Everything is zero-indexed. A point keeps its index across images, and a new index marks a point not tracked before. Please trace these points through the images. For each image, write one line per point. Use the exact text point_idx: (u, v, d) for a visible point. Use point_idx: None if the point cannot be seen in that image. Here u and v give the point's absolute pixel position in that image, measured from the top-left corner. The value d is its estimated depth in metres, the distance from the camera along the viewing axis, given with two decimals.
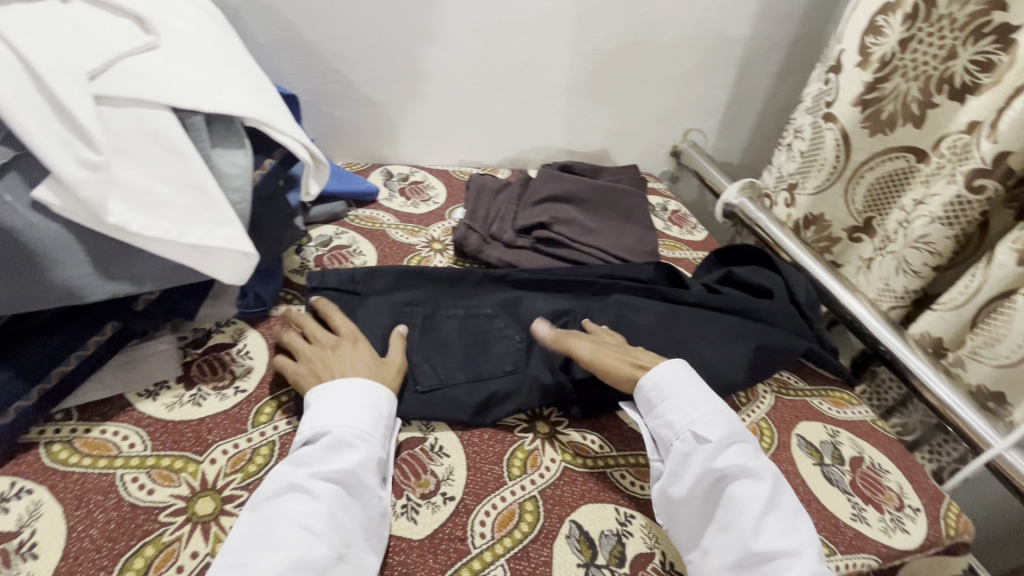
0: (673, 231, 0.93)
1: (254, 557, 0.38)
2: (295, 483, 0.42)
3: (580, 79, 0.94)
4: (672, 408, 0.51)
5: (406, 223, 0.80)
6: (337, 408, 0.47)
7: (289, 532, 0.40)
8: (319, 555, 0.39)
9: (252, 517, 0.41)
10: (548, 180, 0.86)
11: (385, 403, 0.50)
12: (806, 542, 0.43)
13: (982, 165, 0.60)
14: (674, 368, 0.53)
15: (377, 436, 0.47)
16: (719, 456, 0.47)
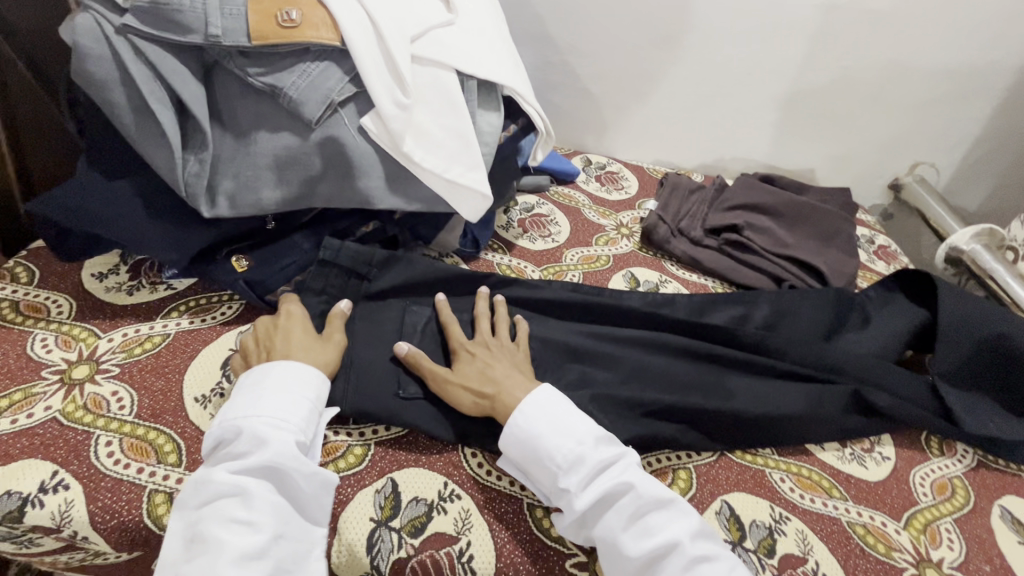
0: (878, 265, 0.86)
1: (187, 564, 0.37)
2: (213, 485, 0.39)
3: (803, 94, 0.91)
4: (533, 454, 0.46)
5: (601, 206, 0.87)
6: (251, 398, 0.44)
7: (217, 531, 0.38)
8: (255, 543, 0.38)
9: (183, 526, 0.39)
10: (746, 188, 0.86)
11: (306, 381, 0.47)
12: (685, 528, 0.43)
13: None
14: (521, 403, 0.48)
15: (301, 423, 0.44)
16: (582, 500, 0.43)
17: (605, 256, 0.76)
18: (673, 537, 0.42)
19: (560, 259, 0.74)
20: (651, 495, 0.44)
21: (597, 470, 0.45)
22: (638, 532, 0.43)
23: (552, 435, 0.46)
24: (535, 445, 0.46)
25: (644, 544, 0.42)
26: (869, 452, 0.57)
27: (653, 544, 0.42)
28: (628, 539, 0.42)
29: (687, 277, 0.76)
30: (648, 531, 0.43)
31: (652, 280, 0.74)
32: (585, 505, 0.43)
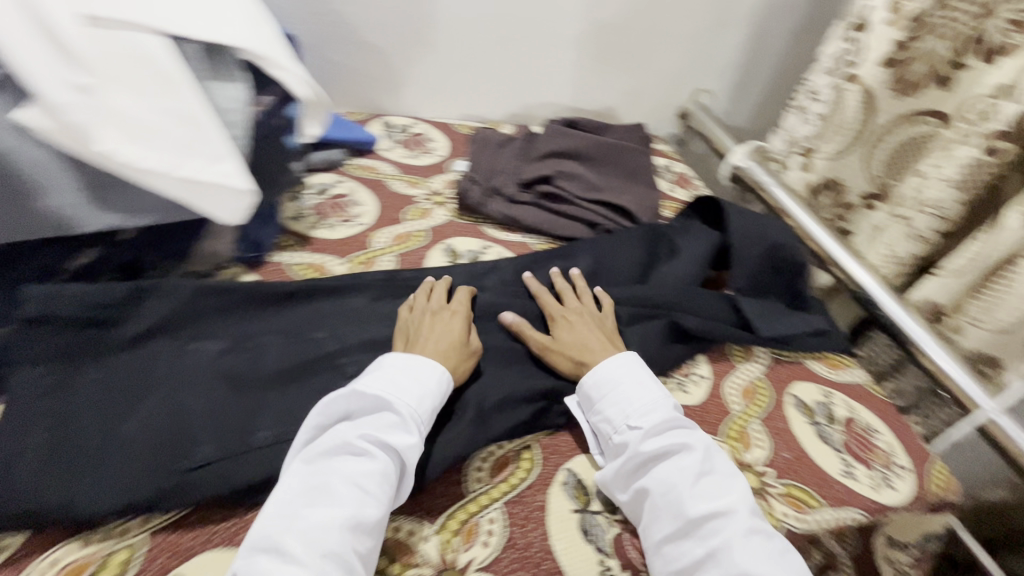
0: (678, 192, 0.92)
1: (304, 510, 0.38)
2: (347, 441, 0.42)
3: (591, 32, 0.91)
4: (610, 403, 0.50)
5: (409, 174, 0.79)
6: (388, 376, 0.46)
7: (342, 489, 0.39)
8: (368, 516, 0.39)
9: (304, 471, 0.40)
10: (553, 136, 0.84)
11: (438, 378, 0.47)
12: (740, 499, 0.43)
13: (1005, 128, 0.59)
14: (607, 362, 0.53)
15: (429, 416, 0.45)
16: (649, 446, 0.46)
17: (420, 231, 0.70)
18: (737, 502, 0.43)
19: (369, 245, 0.66)
20: (711, 463, 0.46)
21: (671, 430, 0.48)
22: (698, 493, 0.44)
23: (630, 399, 0.50)
24: (613, 406, 0.49)
25: (701, 504, 0.43)
26: (689, 377, 0.61)
27: (710, 507, 0.43)
28: (689, 500, 0.43)
29: (509, 239, 0.72)
30: (711, 489, 0.44)
31: (472, 248, 0.69)
32: (650, 449, 0.46)
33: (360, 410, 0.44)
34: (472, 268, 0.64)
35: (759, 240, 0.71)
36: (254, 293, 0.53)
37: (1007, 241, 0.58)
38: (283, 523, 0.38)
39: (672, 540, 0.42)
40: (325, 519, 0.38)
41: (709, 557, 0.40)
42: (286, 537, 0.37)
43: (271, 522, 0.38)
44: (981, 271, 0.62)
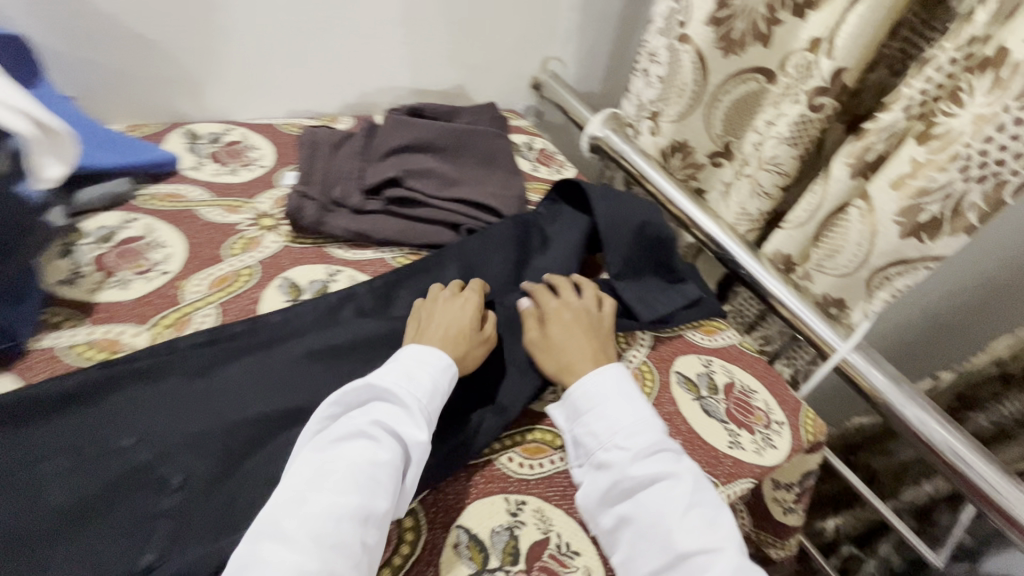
0: (541, 171, 0.88)
1: (314, 494, 0.39)
2: (360, 429, 0.42)
3: (419, 3, 0.81)
4: (597, 417, 0.49)
5: (225, 197, 0.65)
6: (403, 366, 0.46)
7: (355, 478, 0.40)
8: (380, 509, 0.39)
9: (318, 458, 0.41)
10: (397, 128, 0.74)
11: (449, 375, 0.48)
12: (727, 536, 0.42)
13: (823, 83, 0.59)
14: (595, 374, 0.51)
15: (437, 409, 0.46)
16: (639, 468, 0.45)
17: (247, 268, 0.58)
18: (719, 540, 0.42)
19: (178, 299, 0.53)
20: (702, 495, 0.44)
21: (665, 454, 0.46)
22: (687, 525, 0.43)
23: (618, 416, 0.48)
24: (601, 421, 0.48)
25: (687, 537, 0.42)
26: None
27: (696, 541, 0.42)
28: (675, 532, 0.42)
29: (360, 258, 0.63)
30: (694, 525, 0.43)
31: (317, 278, 0.59)
32: (639, 473, 0.45)
33: (375, 398, 0.45)
34: (318, 304, 0.55)
35: (625, 216, 0.68)
36: (12, 404, 0.41)
37: (837, 191, 0.60)
38: (288, 513, 0.38)
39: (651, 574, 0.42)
40: (334, 510, 0.38)
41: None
42: (293, 527, 0.37)
43: (279, 513, 0.38)
44: (820, 220, 0.64)
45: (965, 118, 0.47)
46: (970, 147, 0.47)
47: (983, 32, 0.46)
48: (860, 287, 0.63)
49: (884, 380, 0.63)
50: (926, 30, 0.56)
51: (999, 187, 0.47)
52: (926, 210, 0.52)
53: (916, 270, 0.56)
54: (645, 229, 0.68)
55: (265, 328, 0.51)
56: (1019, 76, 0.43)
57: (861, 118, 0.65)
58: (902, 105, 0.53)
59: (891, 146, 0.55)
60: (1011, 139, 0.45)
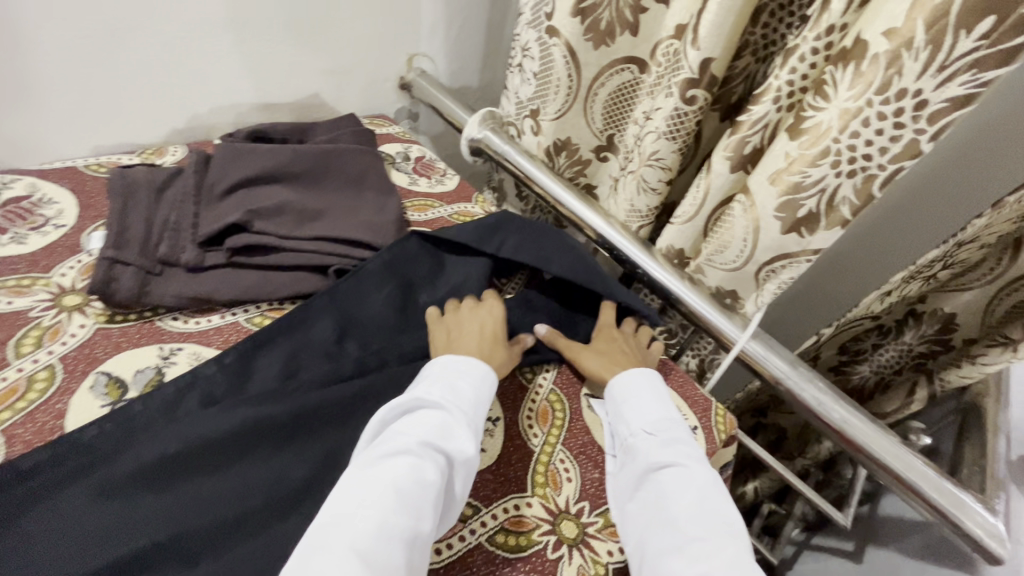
0: (421, 184, 0.80)
1: (356, 516, 0.38)
2: (407, 446, 0.42)
3: (245, 4, 0.68)
4: (641, 409, 0.52)
5: (7, 276, 0.51)
6: (448, 380, 0.48)
7: (398, 497, 0.39)
8: (422, 530, 0.39)
9: (361, 475, 0.40)
10: (234, 159, 0.63)
11: (486, 388, 0.50)
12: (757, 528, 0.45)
13: (691, 75, 0.56)
14: (638, 373, 0.56)
15: (477, 420, 0.47)
16: (679, 455, 0.48)
17: (44, 369, 0.45)
18: (723, 536, 0.43)
19: None
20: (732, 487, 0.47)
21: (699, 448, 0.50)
22: (722, 509, 0.45)
23: (658, 409, 0.52)
24: (644, 412, 0.52)
25: (722, 523, 0.44)
26: (481, 428, 0.52)
27: (730, 525, 0.44)
28: (712, 513, 0.44)
29: (204, 327, 0.53)
30: (704, 518, 0.44)
31: (147, 366, 0.48)
32: (678, 457, 0.48)
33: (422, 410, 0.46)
34: (151, 400, 0.45)
35: (521, 231, 0.65)
36: None
37: (719, 185, 0.59)
38: (328, 539, 0.36)
39: (657, 552, 0.42)
40: (382, 529, 0.37)
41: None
42: (335, 549, 0.36)
43: (320, 538, 0.36)
44: (706, 215, 0.63)
45: (832, 112, 0.46)
46: (839, 143, 0.46)
47: (841, 20, 0.45)
48: (750, 281, 0.63)
49: (784, 366, 0.63)
50: (785, 16, 0.55)
51: (868, 181, 0.47)
52: (805, 206, 0.51)
53: (798, 263, 0.56)
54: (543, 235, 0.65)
55: (76, 451, 0.41)
56: (877, 70, 0.42)
57: (734, 106, 0.63)
58: (771, 97, 0.51)
59: (765, 138, 0.54)
60: (876, 133, 0.44)
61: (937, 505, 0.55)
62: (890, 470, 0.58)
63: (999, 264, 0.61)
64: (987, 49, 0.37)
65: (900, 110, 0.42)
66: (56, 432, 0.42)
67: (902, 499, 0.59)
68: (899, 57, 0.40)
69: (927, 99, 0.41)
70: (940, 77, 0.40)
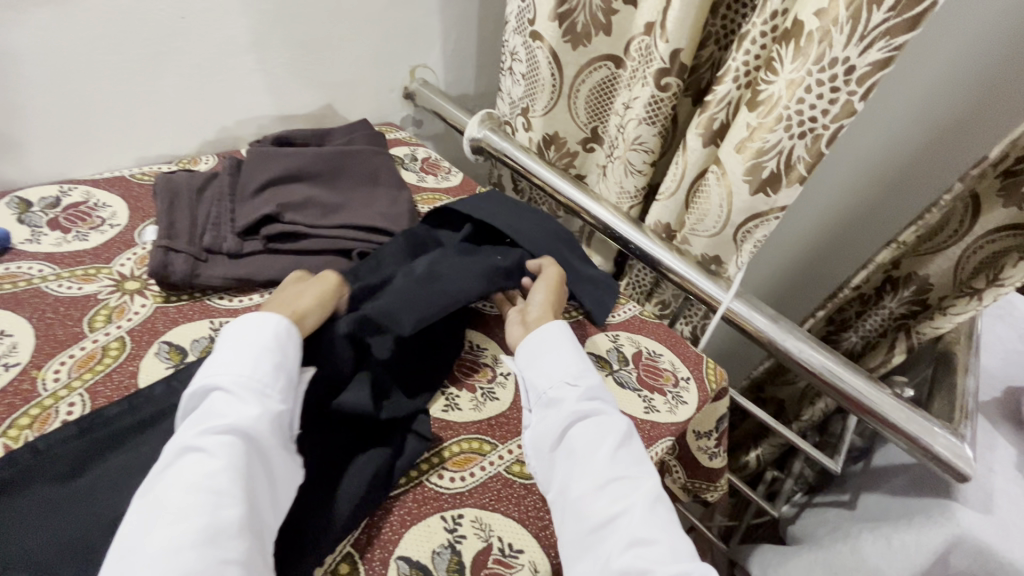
0: (428, 181, 0.88)
1: (148, 532, 0.36)
2: (188, 444, 0.40)
3: (264, 26, 0.76)
4: (547, 367, 0.53)
5: (75, 268, 0.58)
6: (226, 356, 0.45)
7: (188, 498, 0.37)
8: (228, 516, 0.37)
9: (144, 493, 0.38)
10: (264, 161, 0.70)
11: (279, 343, 0.46)
12: (646, 472, 0.48)
13: (663, 65, 0.63)
14: (542, 331, 0.56)
15: (274, 382, 0.44)
16: (578, 408, 0.50)
17: (115, 340, 0.52)
18: (640, 472, 0.47)
19: (35, 393, 0.47)
20: (625, 435, 0.49)
21: (597, 401, 0.51)
22: (618, 457, 0.48)
23: (561, 365, 0.53)
24: (549, 369, 0.53)
25: (615, 469, 0.47)
26: (494, 381, 0.58)
27: (621, 473, 0.47)
28: (606, 463, 0.47)
29: (247, 304, 0.60)
30: (620, 457, 0.47)
31: (201, 336, 0.55)
32: (579, 410, 0.50)
33: (211, 393, 0.43)
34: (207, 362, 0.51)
35: (514, 207, 0.71)
36: None
37: (695, 160, 0.66)
38: (123, 565, 0.35)
39: (575, 497, 0.46)
40: (173, 540, 0.36)
41: (611, 521, 0.44)
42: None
43: (124, 556, 0.35)
44: (686, 188, 0.70)
45: (781, 84, 0.53)
46: (788, 108, 0.53)
47: (781, 6, 0.53)
48: (729, 245, 0.69)
49: (766, 322, 0.70)
50: (741, 8, 0.63)
51: (816, 139, 0.54)
52: (767, 166, 0.58)
53: (770, 221, 0.63)
54: (531, 211, 0.72)
55: (146, 401, 0.47)
56: (813, 43, 0.49)
57: (704, 91, 0.71)
58: (731, 77, 0.58)
59: (730, 114, 0.61)
60: (816, 98, 0.51)
61: (914, 439, 0.61)
62: (874, 414, 0.64)
63: (961, 226, 0.68)
64: (897, 18, 0.45)
65: (833, 76, 0.49)
66: (131, 388, 0.49)
67: (893, 443, 0.64)
68: (830, 32, 0.47)
69: (855, 65, 0.48)
70: (862, 45, 0.47)
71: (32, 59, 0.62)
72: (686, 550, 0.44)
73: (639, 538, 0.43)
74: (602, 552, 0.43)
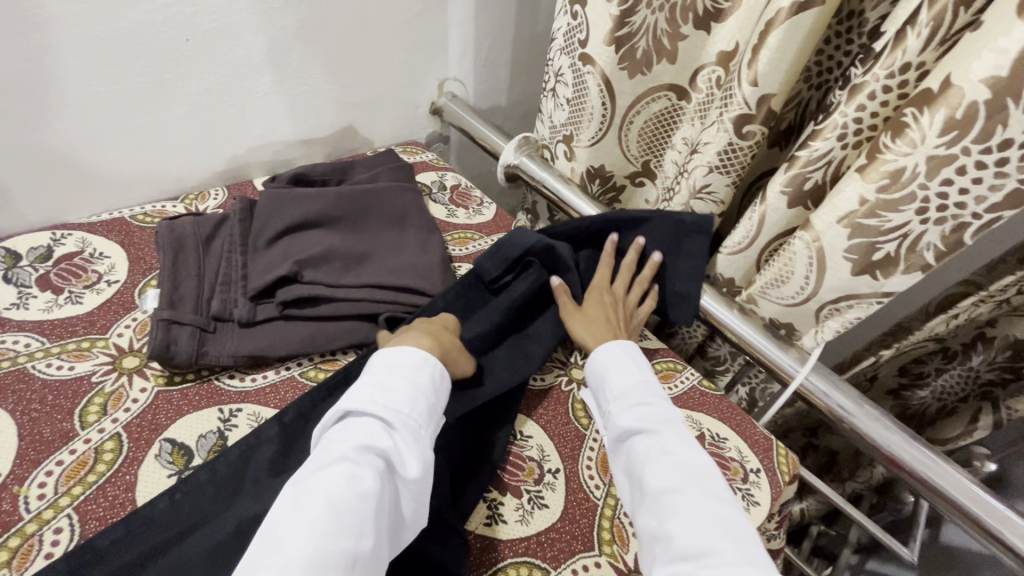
0: (459, 216, 0.79)
1: (290, 536, 0.34)
2: (344, 454, 0.38)
3: (280, 45, 0.67)
4: (603, 384, 0.53)
5: (67, 340, 0.51)
6: (388, 375, 0.44)
7: (338, 507, 0.35)
8: (367, 546, 0.35)
9: (293, 491, 0.37)
10: (278, 203, 0.61)
11: (429, 377, 0.46)
12: (708, 492, 0.41)
13: (746, 110, 0.54)
14: (603, 345, 0.56)
15: (425, 421, 0.43)
16: (623, 420, 0.48)
17: (110, 439, 0.45)
18: (694, 479, 0.42)
19: (15, 517, 0.40)
20: (671, 446, 0.44)
21: (650, 410, 0.48)
22: (663, 465, 0.43)
23: (614, 378, 0.52)
24: (604, 388, 0.52)
25: (663, 481, 0.42)
26: (542, 482, 0.52)
27: (670, 485, 0.41)
28: (652, 473, 0.43)
29: (261, 384, 0.52)
30: (667, 467, 0.43)
31: (209, 429, 0.48)
32: (622, 422, 0.48)
33: (360, 414, 0.42)
34: (216, 468, 0.44)
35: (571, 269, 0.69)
36: None
37: (777, 218, 0.56)
38: (263, 570, 0.32)
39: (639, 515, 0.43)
40: (315, 553, 0.33)
41: (661, 540, 0.39)
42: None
43: (258, 565, 0.32)
44: (760, 247, 0.61)
45: (919, 158, 0.43)
46: (929, 189, 0.44)
47: (918, 59, 0.42)
48: (808, 317, 0.60)
49: (847, 403, 0.61)
50: (844, 43, 0.53)
51: (959, 228, 0.45)
52: (883, 249, 0.49)
53: (869, 303, 0.54)
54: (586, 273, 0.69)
55: (147, 527, 0.40)
56: (977, 121, 0.39)
57: (785, 133, 0.61)
58: (836, 133, 0.48)
59: (827, 173, 0.52)
60: (972, 181, 0.42)
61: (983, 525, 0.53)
62: (942, 495, 0.56)
63: None
64: None
65: (1003, 160, 0.40)
66: (127, 506, 0.42)
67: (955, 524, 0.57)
68: (1004, 106, 0.38)
69: None
70: None
71: (16, 96, 0.53)
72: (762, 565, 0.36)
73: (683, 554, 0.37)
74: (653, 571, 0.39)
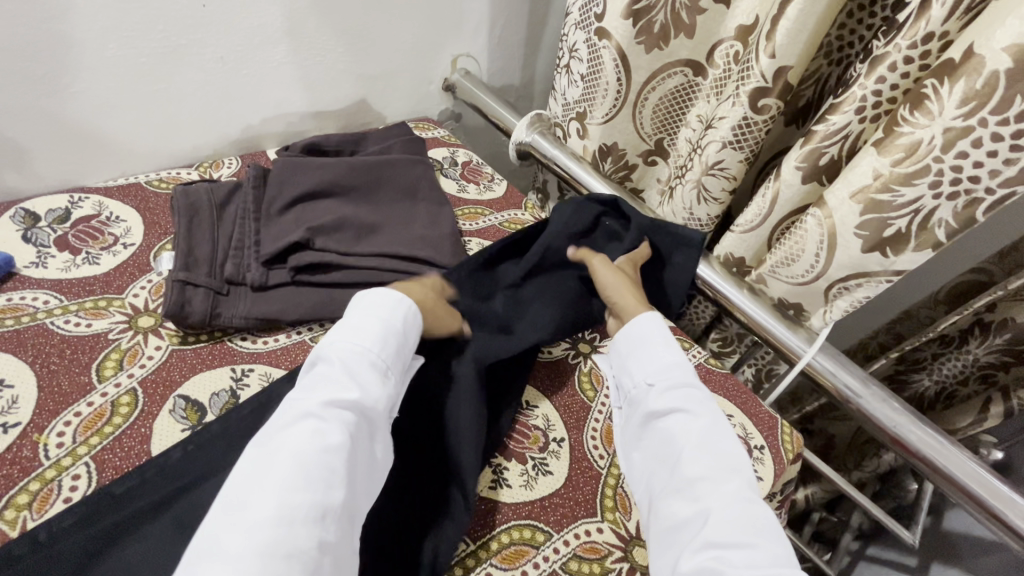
0: (470, 191, 0.79)
1: (256, 493, 0.36)
2: (309, 412, 0.40)
3: (295, 14, 0.67)
4: (634, 362, 0.53)
5: (84, 299, 0.52)
6: (352, 324, 0.45)
7: (305, 465, 0.37)
8: (338, 499, 0.37)
9: (259, 453, 0.38)
10: (292, 172, 0.62)
11: (398, 322, 0.47)
12: (738, 481, 0.43)
13: (762, 83, 0.53)
14: (639, 316, 0.55)
15: (393, 363, 0.45)
16: (657, 404, 0.49)
17: (126, 393, 0.47)
18: (726, 473, 0.44)
19: (35, 463, 0.42)
20: (711, 438, 0.46)
21: (686, 396, 0.48)
22: (697, 451, 0.45)
23: (647, 361, 0.52)
24: (634, 367, 0.52)
25: (697, 470, 0.44)
26: (547, 449, 0.52)
27: (703, 475, 0.43)
28: (686, 460, 0.45)
29: (272, 347, 0.53)
30: (702, 456, 0.45)
31: (222, 388, 0.49)
32: (654, 407, 0.48)
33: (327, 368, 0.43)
34: (229, 423, 0.45)
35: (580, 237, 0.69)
36: None
37: (791, 195, 0.56)
38: (231, 527, 0.34)
39: (660, 495, 0.45)
40: (284, 509, 0.35)
41: (688, 524, 0.42)
42: (235, 544, 0.33)
43: (226, 521, 0.34)
44: (772, 226, 0.60)
45: (935, 129, 0.42)
46: (941, 162, 0.43)
47: (941, 28, 0.41)
48: (818, 296, 0.60)
49: (854, 383, 0.61)
50: (865, 16, 0.52)
51: (971, 204, 0.44)
52: (893, 225, 0.49)
53: (877, 283, 0.54)
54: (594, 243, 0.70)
55: (161, 475, 0.42)
56: (1005, 93, 0.39)
57: (801, 111, 0.61)
58: (854, 107, 0.48)
59: (844, 149, 0.51)
60: (986, 155, 0.41)
61: (990, 509, 0.53)
62: (948, 478, 0.55)
63: None
64: None
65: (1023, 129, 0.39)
66: (142, 456, 0.43)
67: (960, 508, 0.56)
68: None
69: None
70: None
71: (36, 56, 0.54)
72: (784, 562, 0.39)
73: (715, 543, 0.40)
74: (675, 553, 0.42)
